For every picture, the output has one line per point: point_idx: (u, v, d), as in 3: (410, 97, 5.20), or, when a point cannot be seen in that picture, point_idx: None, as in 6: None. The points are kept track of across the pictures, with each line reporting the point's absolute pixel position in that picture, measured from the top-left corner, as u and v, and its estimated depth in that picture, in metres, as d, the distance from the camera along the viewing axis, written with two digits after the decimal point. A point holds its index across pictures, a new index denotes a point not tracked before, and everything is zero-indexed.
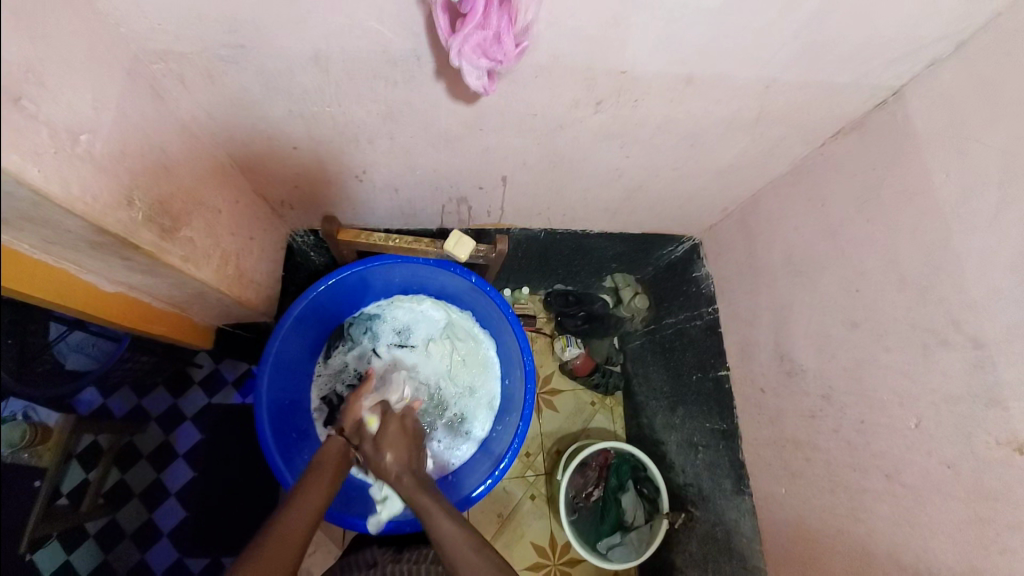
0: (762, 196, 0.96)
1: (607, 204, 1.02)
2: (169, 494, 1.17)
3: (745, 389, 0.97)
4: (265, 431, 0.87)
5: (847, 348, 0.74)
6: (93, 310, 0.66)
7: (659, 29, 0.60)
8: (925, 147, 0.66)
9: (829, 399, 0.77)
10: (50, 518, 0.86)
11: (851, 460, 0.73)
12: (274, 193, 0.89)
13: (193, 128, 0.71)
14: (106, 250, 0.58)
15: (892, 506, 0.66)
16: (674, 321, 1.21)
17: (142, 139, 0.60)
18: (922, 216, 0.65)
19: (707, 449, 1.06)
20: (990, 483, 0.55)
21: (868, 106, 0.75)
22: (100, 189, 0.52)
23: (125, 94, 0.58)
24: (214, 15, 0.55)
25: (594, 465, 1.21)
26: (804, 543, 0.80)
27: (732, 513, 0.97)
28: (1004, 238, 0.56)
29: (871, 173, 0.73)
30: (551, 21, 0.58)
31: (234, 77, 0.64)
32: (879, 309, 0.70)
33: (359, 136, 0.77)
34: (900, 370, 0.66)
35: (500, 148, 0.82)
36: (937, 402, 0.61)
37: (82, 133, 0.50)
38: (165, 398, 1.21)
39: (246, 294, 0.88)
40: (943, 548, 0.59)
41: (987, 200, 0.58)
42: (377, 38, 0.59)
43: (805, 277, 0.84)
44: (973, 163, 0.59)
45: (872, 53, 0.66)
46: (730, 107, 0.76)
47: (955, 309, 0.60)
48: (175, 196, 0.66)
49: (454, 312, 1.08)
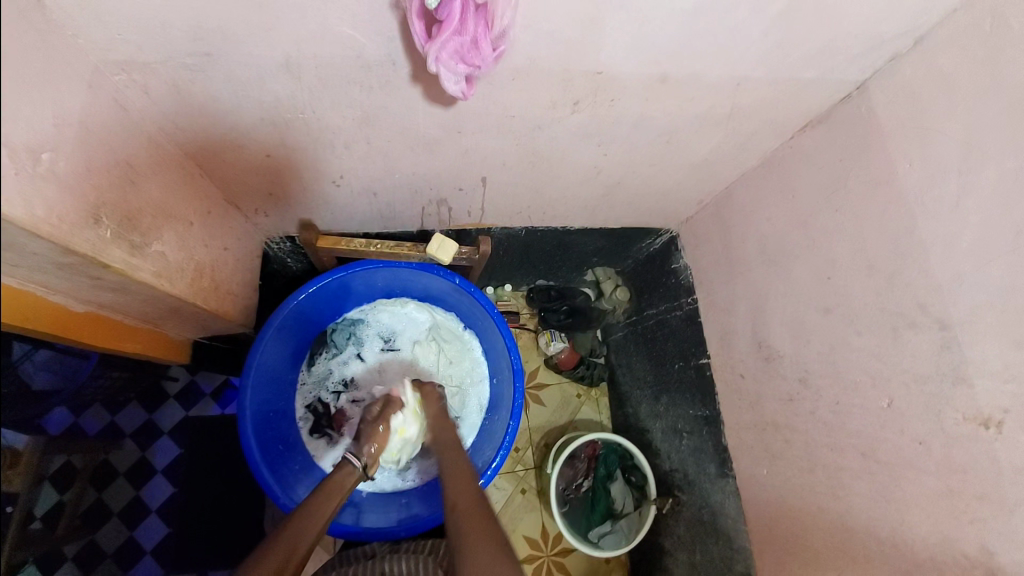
0: (735, 189, 0.98)
1: (586, 200, 1.03)
2: (151, 511, 1.15)
3: (726, 375, 1.00)
4: (252, 444, 0.85)
5: (821, 333, 0.77)
6: (63, 331, 0.64)
7: (634, 31, 0.61)
8: (887, 138, 0.69)
9: (806, 383, 0.80)
10: (23, 545, 0.82)
11: (828, 440, 0.76)
12: (247, 202, 0.87)
13: (160, 138, 0.69)
14: (74, 270, 0.56)
15: (867, 482, 0.70)
16: (655, 312, 1.24)
17: (106, 152, 0.57)
18: (888, 204, 0.68)
19: (691, 435, 1.09)
20: (958, 457, 0.58)
21: (834, 101, 0.77)
22: (65, 208, 0.50)
23: (86, 105, 0.55)
24: (179, 24, 0.53)
25: (582, 457, 1.24)
26: (786, 522, 0.83)
27: (718, 496, 1.00)
28: (965, 225, 0.58)
29: (839, 163, 0.76)
30: (527, 24, 0.58)
31: (202, 85, 0.62)
32: (849, 295, 0.73)
33: (334, 141, 0.76)
34: (871, 353, 0.69)
35: (479, 149, 0.82)
36: (907, 383, 0.64)
37: (43, 151, 0.47)
38: (140, 413, 1.16)
39: (223, 306, 0.86)
40: (915, 519, 0.63)
41: (948, 189, 0.60)
42: (351, 43, 0.58)
43: (779, 265, 0.86)
44: (934, 155, 0.62)
45: (837, 50, 0.68)
46: (704, 105, 0.77)
47: (921, 293, 0.63)
48: (143, 209, 0.63)
49: (439, 313, 1.08)
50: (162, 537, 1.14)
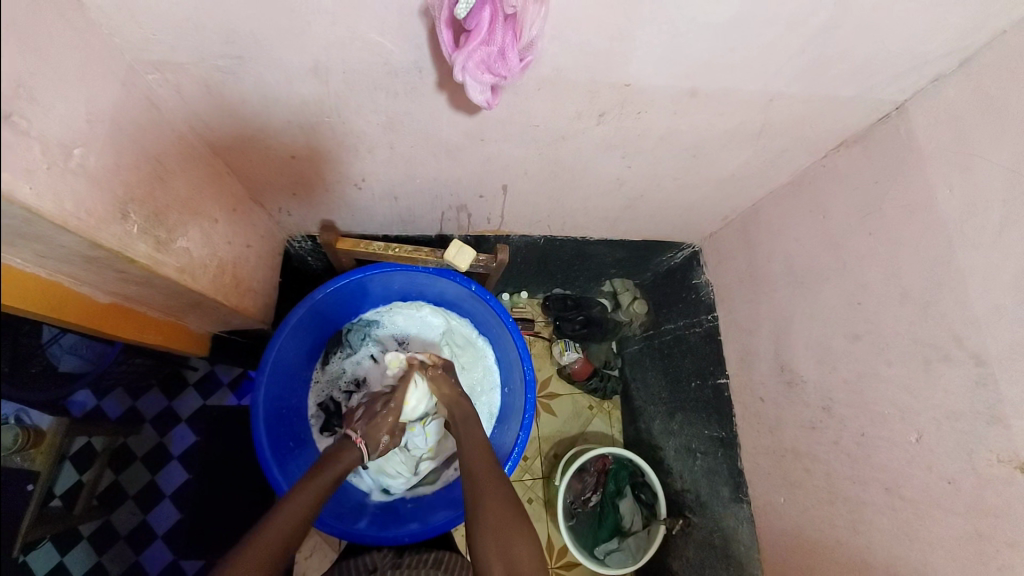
0: (763, 206, 0.96)
1: (608, 211, 1.01)
2: (164, 496, 1.16)
3: (744, 397, 0.97)
4: (263, 440, 0.86)
5: (848, 361, 0.74)
6: (88, 321, 0.66)
7: (665, 43, 0.60)
8: (927, 162, 0.66)
9: (829, 411, 0.77)
10: (42, 523, 0.84)
11: (850, 473, 0.73)
12: (271, 200, 0.88)
13: (190, 137, 0.70)
14: (100, 263, 0.57)
15: (890, 519, 0.67)
16: (673, 327, 1.21)
17: (136, 149, 0.58)
18: (925, 231, 0.65)
19: (705, 456, 1.06)
20: (991, 501, 0.55)
21: (871, 120, 0.74)
22: (94, 203, 0.51)
23: (119, 103, 0.56)
24: (210, 25, 0.54)
25: (592, 470, 1.20)
26: (803, 553, 0.80)
27: (730, 521, 0.97)
28: (1007, 258, 0.55)
29: (874, 185, 0.73)
30: (556, 35, 0.57)
31: (232, 87, 0.63)
32: (880, 323, 0.70)
33: (358, 145, 0.76)
34: (901, 385, 0.66)
35: (502, 157, 0.82)
36: (939, 419, 0.61)
37: (75, 148, 0.49)
38: (160, 400, 1.19)
39: (243, 302, 0.87)
40: (941, 563, 0.60)
41: (991, 218, 0.57)
42: (378, 49, 0.58)
43: (806, 287, 0.84)
44: (977, 182, 0.59)
45: (876, 69, 0.65)
46: (734, 120, 0.75)
47: (957, 326, 0.60)
48: (170, 206, 0.65)
49: (454, 318, 1.07)
50: (173, 523, 1.15)
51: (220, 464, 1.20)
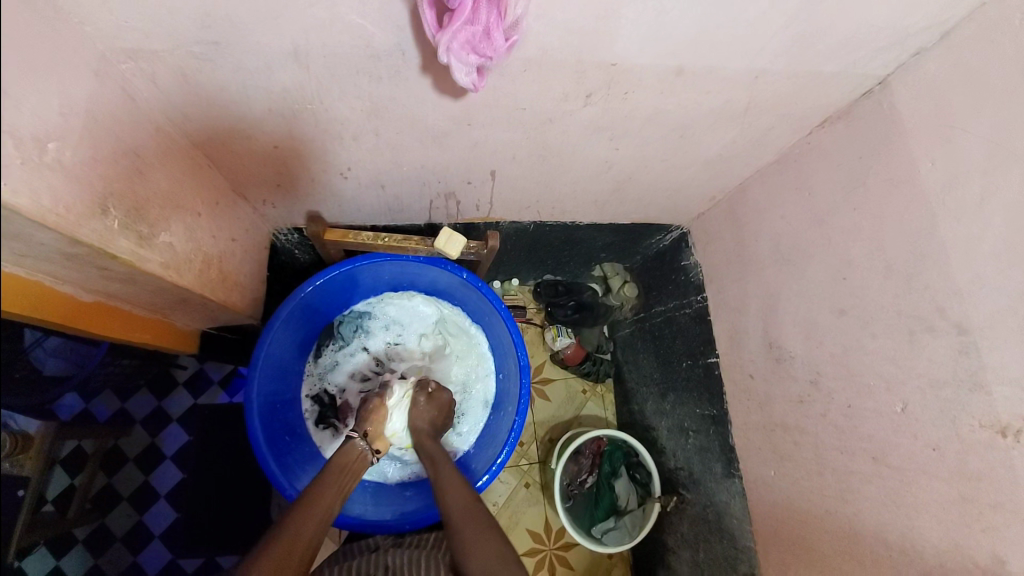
0: (750, 185, 0.96)
1: (596, 195, 1.01)
2: (159, 496, 1.15)
3: (734, 375, 0.98)
4: (258, 435, 0.86)
5: (834, 335, 0.76)
6: (73, 322, 0.64)
7: (651, 22, 0.59)
8: (910, 135, 0.67)
9: (817, 385, 0.79)
10: (36, 527, 0.83)
11: (838, 444, 0.75)
12: (255, 192, 0.86)
13: (169, 128, 0.68)
14: (81, 260, 0.56)
15: (877, 487, 0.68)
16: (663, 309, 1.22)
17: (113, 142, 0.57)
18: (908, 204, 0.66)
19: (697, 434, 1.08)
20: (973, 465, 0.57)
21: (855, 95, 0.75)
22: (71, 198, 0.50)
23: (93, 94, 0.54)
24: (184, 10, 0.52)
25: (588, 453, 1.22)
26: (794, 524, 0.82)
27: (723, 496, 1.00)
28: (987, 228, 0.57)
29: (858, 161, 0.74)
30: (541, 14, 0.56)
31: (210, 75, 0.62)
32: (866, 297, 0.71)
33: (343, 133, 0.75)
34: (886, 357, 0.68)
35: (489, 142, 0.81)
36: (923, 388, 0.63)
37: (50, 141, 0.47)
38: (150, 401, 1.17)
39: (231, 297, 0.86)
40: (927, 528, 0.62)
41: (972, 189, 0.58)
42: (360, 32, 0.57)
43: (793, 264, 0.85)
44: (957, 154, 0.60)
45: (859, 44, 0.66)
46: (719, 99, 0.75)
47: (939, 297, 0.61)
48: (151, 200, 0.63)
49: (446, 307, 1.07)
50: (171, 522, 1.14)
51: (218, 461, 1.19)
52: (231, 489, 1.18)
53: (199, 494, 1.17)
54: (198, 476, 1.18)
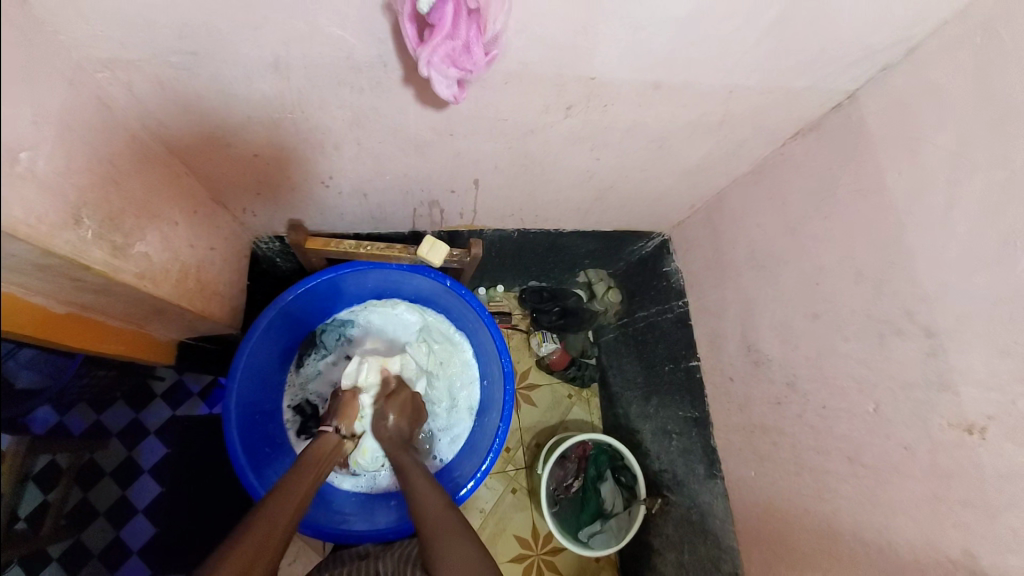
0: (727, 194, 0.99)
1: (579, 203, 1.03)
2: (137, 511, 1.13)
3: (715, 378, 1.00)
4: (237, 446, 0.85)
5: (809, 339, 0.78)
6: (46, 333, 0.63)
7: (628, 38, 0.61)
8: (877, 147, 0.69)
9: (794, 387, 0.81)
10: (9, 544, 0.80)
11: (815, 444, 0.77)
12: (235, 201, 0.86)
13: (146, 138, 0.68)
14: (55, 271, 0.55)
15: (853, 485, 0.70)
16: (646, 314, 1.24)
17: (87, 153, 0.56)
18: (877, 212, 0.68)
19: (680, 437, 1.10)
20: (944, 462, 0.59)
21: (825, 108, 0.78)
22: (45, 209, 0.49)
23: (66, 103, 0.54)
24: (163, 21, 0.52)
25: (573, 457, 1.24)
26: (774, 523, 0.84)
27: (706, 497, 1.01)
28: (951, 235, 0.59)
29: (829, 171, 0.76)
30: (521, 29, 0.57)
31: (189, 84, 0.61)
32: (837, 302, 0.73)
33: (324, 143, 0.75)
34: (859, 360, 0.70)
35: (473, 152, 0.82)
36: (894, 389, 0.65)
37: (22, 151, 0.46)
38: (127, 413, 1.11)
39: (209, 307, 0.85)
40: (901, 524, 0.64)
41: (935, 198, 0.61)
42: (342, 45, 0.57)
43: (769, 270, 0.87)
44: (922, 164, 0.63)
45: (828, 59, 0.68)
46: (696, 111, 0.77)
47: (908, 301, 0.63)
48: (129, 210, 0.62)
49: (430, 314, 1.07)
50: (149, 537, 1.13)
51: (196, 474, 1.19)
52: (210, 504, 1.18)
53: (177, 509, 1.16)
54: (176, 490, 1.17)
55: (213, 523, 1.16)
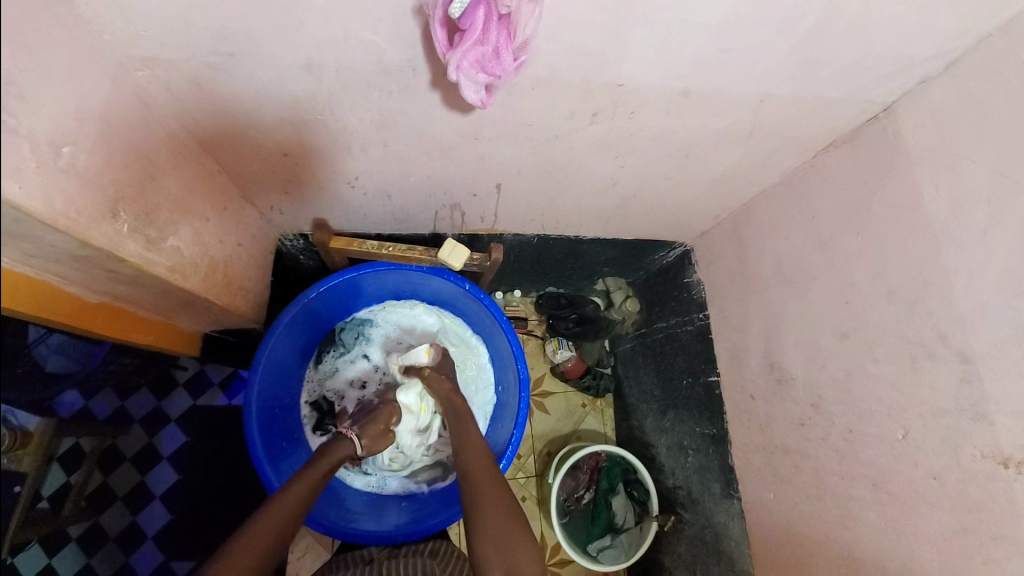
0: (754, 206, 0.97)
1: (601, 210, 1.02)
2: (154, 496, 1.14)
3: (735, 395, 0.98)
4: (255, 440, 0.86)
5: (836, 358, 0.76)
6: (78, 321, 0.65)
7: (657, 46, 0.60)
8: (914, 163, 0.67)
9: (818, 408, 0.79)
10: (29, 524, 0.83)
11: (839, 469, 0.74)
12: (263, 198, 0.87)
13: (181, 134, 0.69)
14: (89, 262, 0.57)
15: (877, 514, 0.68)
16: (665, 325, 1.22)
17: (126, 148, 0.58)
18: (912, 231, 0.66)
19: (697, 453, 1.07)
20: (975, 495, 0.56)
21: (860, 121, 0.75)
22: (84, 202, 0.51)
23: (108, 100, 0.56)
24: (202, 22, 0.54)
25: (585, 468, 1.22)
26: (792, 548, 0.81)
27: (721, 517, 0.99)
28: (991, 257, 0.57)
29: (863, 185, 0.74)
30: (550, 35, 0.57)
31: (224, 84, 0.63)
32: (868, 321, 0.71)
33: (351, 144, 0.76)
34: (888, 383, 0.67)
35: (497, 156, 0.82)
36: (925, 415, 0.62)
37: (65, 145, 0.48)
38: (150, 401, 1.17)
39: (235, 302, 0.86)
40: (928, 558, 0.61)
41: (975, 219, 0.59)
42: (373, 48, 0.58)
43: (796, 285, 0.85)
44: (962, 182, 0.60)
45: (865, 70, 0.66)
46: (725, 120, 0.76)
47: (942, 325, 0.61)
48: (162, 204, 0.64)
49: (448, 317, 1.07)
50: (166, 522, 1.14)
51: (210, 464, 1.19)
52: (220, 496, 1.18)
53: (188, 498, 1.16)
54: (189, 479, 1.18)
55: (221, 517, 1.16)
